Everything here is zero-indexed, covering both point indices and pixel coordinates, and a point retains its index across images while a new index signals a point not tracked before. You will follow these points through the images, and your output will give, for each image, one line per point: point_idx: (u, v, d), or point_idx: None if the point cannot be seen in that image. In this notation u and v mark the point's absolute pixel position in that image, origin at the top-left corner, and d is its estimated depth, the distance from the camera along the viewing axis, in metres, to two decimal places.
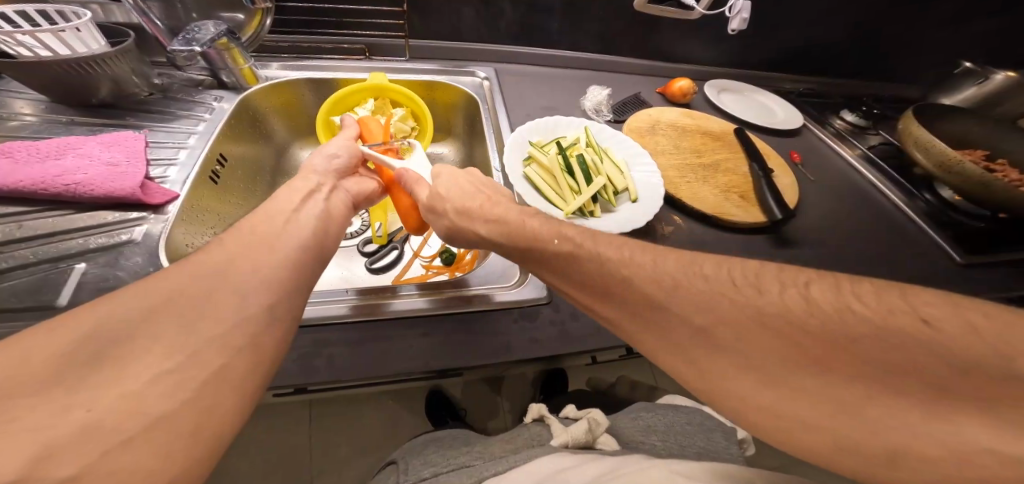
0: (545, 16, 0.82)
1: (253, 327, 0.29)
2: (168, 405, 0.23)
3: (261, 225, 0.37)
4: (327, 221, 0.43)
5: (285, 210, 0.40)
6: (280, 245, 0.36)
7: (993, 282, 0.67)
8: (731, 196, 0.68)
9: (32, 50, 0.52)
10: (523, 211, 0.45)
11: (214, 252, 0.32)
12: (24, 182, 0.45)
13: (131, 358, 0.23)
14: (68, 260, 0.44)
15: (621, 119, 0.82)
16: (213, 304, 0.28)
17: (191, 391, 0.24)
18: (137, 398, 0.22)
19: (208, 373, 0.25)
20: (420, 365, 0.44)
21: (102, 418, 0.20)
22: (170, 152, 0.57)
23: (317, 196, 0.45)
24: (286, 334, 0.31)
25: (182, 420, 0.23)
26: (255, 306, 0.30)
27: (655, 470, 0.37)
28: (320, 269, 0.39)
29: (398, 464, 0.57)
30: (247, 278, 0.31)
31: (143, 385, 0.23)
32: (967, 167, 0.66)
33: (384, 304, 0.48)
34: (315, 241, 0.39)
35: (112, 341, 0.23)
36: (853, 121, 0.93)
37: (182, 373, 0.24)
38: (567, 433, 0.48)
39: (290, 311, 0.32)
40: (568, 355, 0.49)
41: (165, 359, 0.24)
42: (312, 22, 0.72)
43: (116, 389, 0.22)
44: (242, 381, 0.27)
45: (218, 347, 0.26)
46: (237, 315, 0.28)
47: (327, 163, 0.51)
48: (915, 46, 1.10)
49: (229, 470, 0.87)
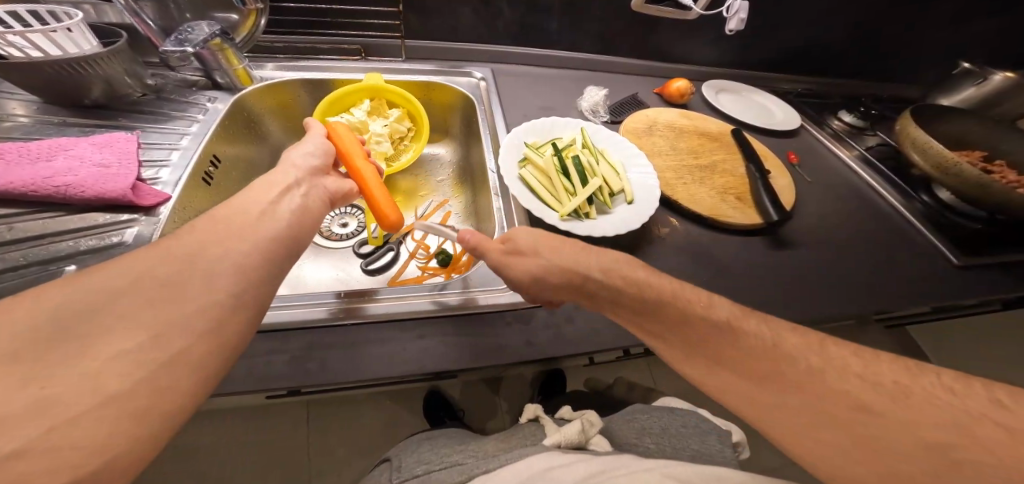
0: (543, 16, 0.81)
1: (217, 312, 0.28)
2: (124, 383, 0.22)
3: (241, 214, 0.36)
4: (304, 216, 0.42)
5: (258, 201, 0.39)
6: (257, 235, 0.35)
7: (991, 283, 0.67)
8: (727, 197, 0.68)
9: (23, 50, 0.52)
10: (632, 260, 0.44)
11: (184, 237, 0.31)
12: (15, 184, 0.45)
13: (94, 338, 0.23)
14: (58, 262, 0.44)
15: (618, 120, 0.81)
16: (182, 288, 0.28)
17: (149, 369, 0.24)
18: (93, 376, 0.22)
19: (168, 354, 0.25)
20: (413, 368, 0.44)
21: (57, 395, 0.20)
22: (163, 154, 0.56)
23: (294, 193, 0.44)
24: (250, 321, 0.31)
25: (137, 398, 0.22)
26: (222, 291, 0.29)
27: (646, 472, 0.36)
28: (292, 262, 0.38)
29: (392, 460, 0.57)
30: (217, 263, 0.30)
31: (102, 363, 0.22)
32: (964, 170, 0.66)
33: (369, 305, 0.48)
34: (291, 234, 0.39)
35: (77, 320, 0.23)
36: (851, 122, 0.92)
37: (141, 354, 0.24)
38: (560, 433, 0.48)
39: (258, 298, 0.32)
40: (567, 357, 0.49)
41: (126, 338, 0.24)
42: (307, 22, 0.71)
43: (74, 367, 0.22)
44: (201, 362, 0.26)
45: (182, 330, 0.26)
46: (200, 298, 0.28)
47: (305, 160, 0.50)
48: (914, 46, 1.09)
49: (226, 470, 0.86)
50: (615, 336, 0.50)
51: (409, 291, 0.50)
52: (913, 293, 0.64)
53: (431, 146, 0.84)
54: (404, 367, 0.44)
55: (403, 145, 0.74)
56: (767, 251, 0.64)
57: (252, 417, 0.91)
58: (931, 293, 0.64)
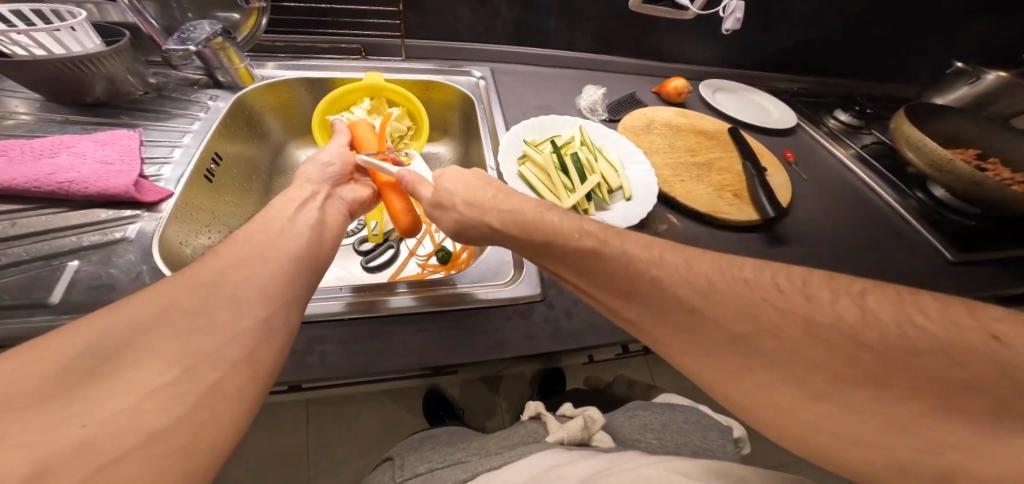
0: (541, 16, 0.82)
1: (249, 340, 0.28)
2: (164, 420, 0.23)
3: (263, 231, 0.38)
4: (322, 228, 0.43)
5: (279, 219, 0.40)
6: (277, 255, 0.36)
7: (990, 281, 0.67)
8: (724, 195, 0.69)
9: (27, 49, 0.52)
10: (531, 201, 0.45)
11: (209, 264, 0.32)
12: (19, 181, 0.45)
13: (128, 374, 0.23)
14: (61, 257, 0.44)
15: (616, 118, 0.82)
16: (211, 319, 0.28)
17: (186, 405, 0.24)
18: (132, 414, 0.22)
19: (203, 387, 0.25)
20: (416, 363, 0.44)
21: (99, 434, 0.21)
22: (165, 151, 0.57)
23: (311, 206, 0.45)
24: (284, 345, 0.31)
25: (178, 434, 0.23)
26: (252, 320, 0.30)
27: (648, 467, 0.37)
28: (319, 278, 0.38)
29: (394, 459, 0.57)
30: (244, 291, 0.31)
31: (140, 399, 0.23)
32: (956, 165, 0.67)
33: (389, 299, 0.48)
34: (310, 253, 0.39)
35: (107, 359, 0.24)
36: (847, 121, 0.93)
37: (178, 389, 0.24)
38: (563, 430, 0.48)
39: (288, 323, 0.32)
40: (567, 352, 0.49)
41: (161, 374, 0.24)
42: (307, 21, 0.72)
43: (112, 405, 0.22)
44: (239, 392, 0.26)
45: (214, 362, 0.26)
46: (231, 332, 0.28)
47: (321, 171, 0.51)
48: (911, 45, 1.10)
49: (224, 469, 0.86)
50: (615, 332, 0.50)
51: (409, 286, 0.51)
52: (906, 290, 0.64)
53: (430, 145, 0.84)
54: (405, 361, 0.44)
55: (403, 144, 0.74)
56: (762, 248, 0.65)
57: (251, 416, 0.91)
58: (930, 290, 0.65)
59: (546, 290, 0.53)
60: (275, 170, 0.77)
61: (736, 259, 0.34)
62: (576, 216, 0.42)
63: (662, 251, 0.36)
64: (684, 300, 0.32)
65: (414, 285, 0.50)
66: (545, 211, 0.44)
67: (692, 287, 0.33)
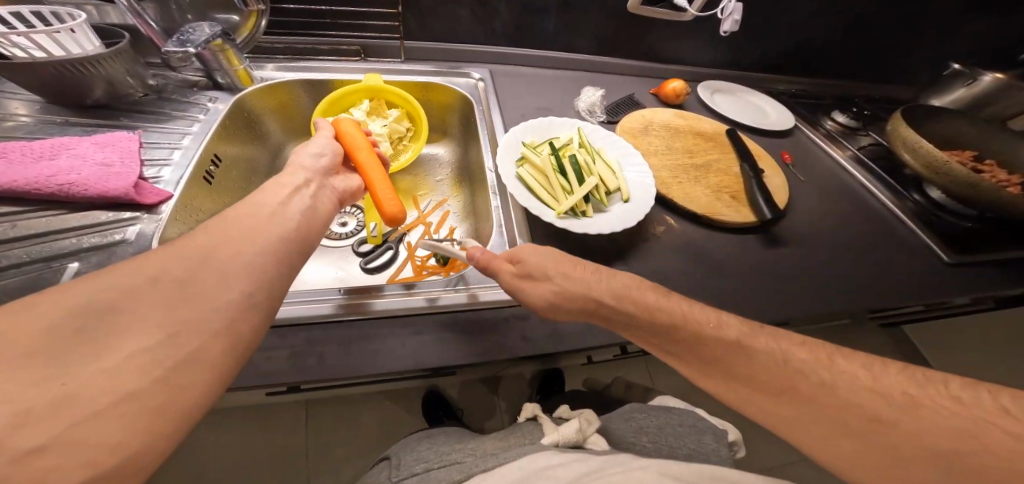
0: (541, 17, 0.82)
1: (231, 311, 0.29)
2: (141, 381, 0.23)
3: (252, 213, 0.37)
4: (313, 217, 0.42)
5: (267, 204, 0.39)
6: (268, 235, 0.36)
7: (984, 280, 0.67)
8: (722, 196, 0.69)
9: (26, 51, 0.53)
10: (642, 280, 0.43)
11: (199, 236, 0.32)
12: (20, 182, 0.46)
13: (113, 337, 0.24)
14: (60, 260, 0.44)
15: (614, 120, 0.82)
16: (199, 290, 0.28)
17: (164, 368, 0.24)
18: (112, 373, 0.23)
19: (183, 353, 0.25)
20: (412, 363, 0.44)
21: (78, 391, 0.21)
22: (164, 153, 0.57)
23: (303, 192, 0.45)
24: (265, 321, 0.31)
25: (152, 396, 0.23)
26: (235, 293, 0.30)
27: (642, 471, 0.37)
28: (303, 263, 0.38)
29: (391, 459, 0.57)
30: (234, 266, 0.31)
31: (120, 361, 0.23)
32: (953, 168, 0.67)
33: (375, 301, 0.48)
34: (299, 236, 0.39)
35: (96, 318, 0.24)
36: (844, 122, 0.93)
37: (158, 353, 0.24)
38: (558, 432, 0.48)
39: (271, 297, 0.32)
40: (564, 353, 0.50)
41: (145, 337, 0.25)
42: (308, 23, 0.72)
43: (94, 366, 0.22)
44: (219, 361, 0.27)
45: (197, 330, 0.26)
46: (216, 302, 0.28)
47: (315, 161, 0.51)
48: (909, 47, 1.11)
49: (223, 470, 0.86)
50: (612, 333, 0.51)
51: (402, 288, 0.51)
52: (902, 290, 0.65)
53: (430, 147, 0.85)
54: (403, 363, 0.44)
55: (402, 145, 0.74)
56: (760, 249, 0.65)
57: (251, 416, 0.92)
58: (926, 291, 0.65)
59: None
60: (274, 171, 0.77)
61: (882, 378, 0.32)
62: (709, 309, 0.40)
63: (789, 354, 0.34)
64: (872, 413, 0.31)
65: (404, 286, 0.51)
66: (666, 296, 0.41)
67: (885, 402, 0.31)
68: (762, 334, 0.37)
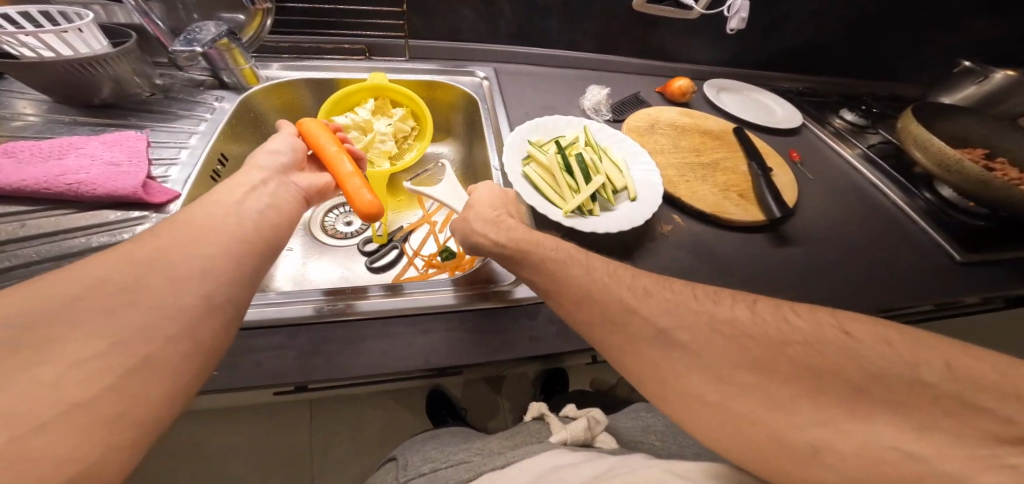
0: (545, 16, 0.82)
1: (190, 318, 0.28)
2: (88, 393, 0.22)
3: (210, 217, 0.36)
4: (269, 213, 0.41)
5: (223, 204, 0.38)
6: (216, 236, 0.34)
7: (994, 281, 0.67)
8: (729, 195, 0.68)
9: (35, 51, 0.53)
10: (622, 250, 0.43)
11: (147, 242, 0.30)
12: (30, 182, 0.46)
13: (57, 346, 0.23)
14: (70, 258, 0.44)
15: (620, 119, 0.82)
16: (149, 295, 0.27)
17: (113, 378, 0.23)
18: (53, 385, 0.21)
19: (134, 360, 0.25)
20: (420, 363, 0.44)
21: (16, 405, 0.20)
22: (172, 152, 0.57)
23: (260, 191, 0.43)
24: (226, 329, 0.31)
25: (104, 406, 0.22)
26: (194, 296, 0.29)
27: (648, 470, 0.35)
28: (267, 266, 0.38)
29: (396, 461, 0.57)
30: (184, 268, 0.30)
31: (67, 371, 0.22)
32: (967, 167, 0.66)
33: (360, 302, 0.47)
34: (260, 239, 0.38)
35: (36, 328, 0.23)
36: (852, 120, 0.93)
37: (107, 361, 0.24)
38: (566, 431, 0.48)
39: (232, 303, 0.32)
40: (572, 354, 0.50)
41: (91, 346, 0.24)
42: (311, 23, 0.72)
43: (35, 375, 0.21)
44: (177, 368, 0.26)
45: (149, 337, 0.26)
46: (174, 307, 0.28)
47: (270, 159, 0.49)
48: (920, 45, 1.10)
49: (228, 468, 0.87)
50: None
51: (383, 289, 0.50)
52: (908, 289, 0.64)
53: (435, 146, 0.85)
54: (412, 362, 0.44)
55: (406, 144, 0.76)
56: (770, 248, 0.65)
57: (255, 416, 0.92)
58: (935, 291, 0.64)
59: None
60: None
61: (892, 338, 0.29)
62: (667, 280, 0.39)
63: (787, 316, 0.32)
64: None
65: (388, 289, 0.49)
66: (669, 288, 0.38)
67: None
68: (735, 302, 0.34)
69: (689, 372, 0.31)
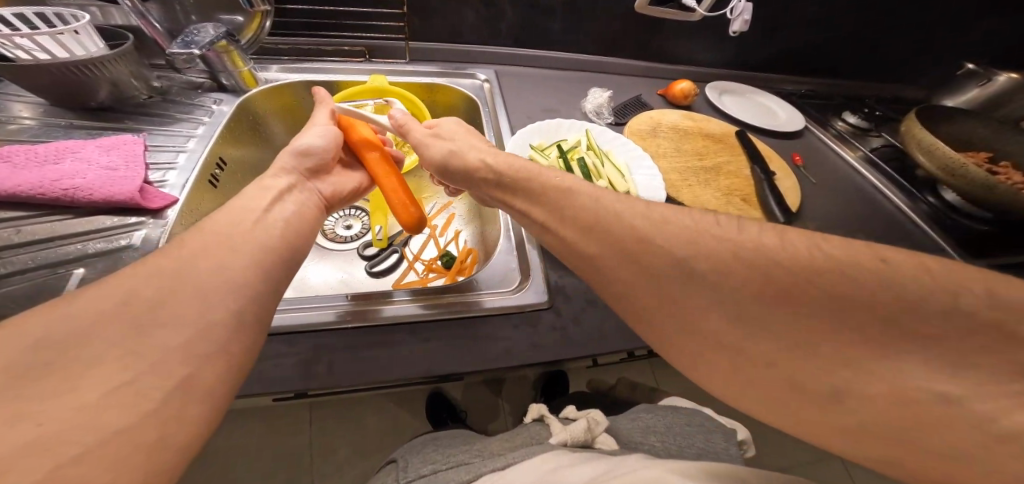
0: (545, 17, 0.81)
1: (224, 332, 0.28)
2: (128, 417, 0.21)
3: (232, 224, 0.35)
4: (297, 223, 0.41)
5: (250, 211, 0.38)
6: (244, 246, 0.34)
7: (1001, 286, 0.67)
8: (733, 199, 0.68)
9: (31, 53, 0.52)
10: None
11: (172, 253, 0.30)
12: (23, 188, 0.45)
13: (88, 367, 0.22)
14: (66, 265, 0.44)
15: (621, 121, 0.81)
16: (180, 310, 0.27)
17: (152, 401, 0.23)
18: (91, 410, 0.21)
19: (172, 380, 0.24)
20: (420, 371, 0.44)
21: (57, 433, 0.19)
22: (170, 156, 0.56)
23: (286, 199, 0.42)
24: (255, 343, 0.30)
25: (142, 430, 0.22)
26: (225, 310, 0.29)
27: (647, 469, 0.35)
28: (290, 274, 0.37)
29: (397, 462, 0.56)
30: (212, 280, 0.29)
31: (104, 395, 0.21)
32: (971, 171, 0.66)
33: (385, 308, 0.47)
34: (285, 247, 0.37)
35: (62, 350, 0.22)
36: (855, 123, 0.92)
37: (145, 382, 0.23)
38: (566, 431, 0.47)
39: (260, 315, 0.31)
40: (574, 360, 0.49)
41: (125, 368, 0.23)
42: (310, 24, 0.71)
43: (71, 400, 0.21)
44: (212, 386, 0.26)
45: (186, 355, 0.25)
46: (207, 322, 0.27)
47: (297, 161, 0.48)
48: (922, 46, 1.10)
49: (229, 471, 0.86)
50: (623, 338, 0.50)
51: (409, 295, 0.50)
52: None
53: None
54: (420, 370, 0.44)
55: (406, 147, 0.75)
56: None
57: (256, 419, 0.91)
58: None
59: (552, 297, 0.52)
60: None
61: None
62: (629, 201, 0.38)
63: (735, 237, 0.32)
64: None
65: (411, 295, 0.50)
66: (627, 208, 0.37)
67: None
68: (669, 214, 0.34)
69: (721, 387, 0.30)
